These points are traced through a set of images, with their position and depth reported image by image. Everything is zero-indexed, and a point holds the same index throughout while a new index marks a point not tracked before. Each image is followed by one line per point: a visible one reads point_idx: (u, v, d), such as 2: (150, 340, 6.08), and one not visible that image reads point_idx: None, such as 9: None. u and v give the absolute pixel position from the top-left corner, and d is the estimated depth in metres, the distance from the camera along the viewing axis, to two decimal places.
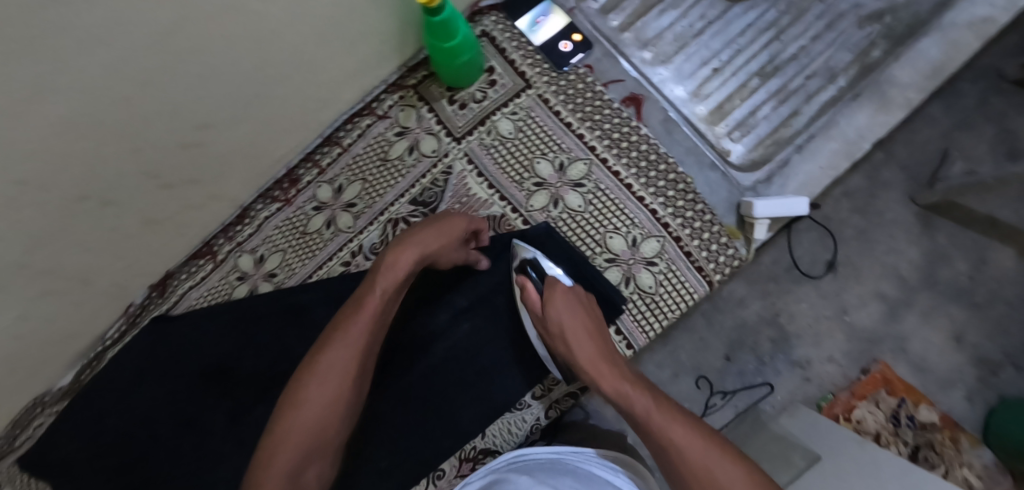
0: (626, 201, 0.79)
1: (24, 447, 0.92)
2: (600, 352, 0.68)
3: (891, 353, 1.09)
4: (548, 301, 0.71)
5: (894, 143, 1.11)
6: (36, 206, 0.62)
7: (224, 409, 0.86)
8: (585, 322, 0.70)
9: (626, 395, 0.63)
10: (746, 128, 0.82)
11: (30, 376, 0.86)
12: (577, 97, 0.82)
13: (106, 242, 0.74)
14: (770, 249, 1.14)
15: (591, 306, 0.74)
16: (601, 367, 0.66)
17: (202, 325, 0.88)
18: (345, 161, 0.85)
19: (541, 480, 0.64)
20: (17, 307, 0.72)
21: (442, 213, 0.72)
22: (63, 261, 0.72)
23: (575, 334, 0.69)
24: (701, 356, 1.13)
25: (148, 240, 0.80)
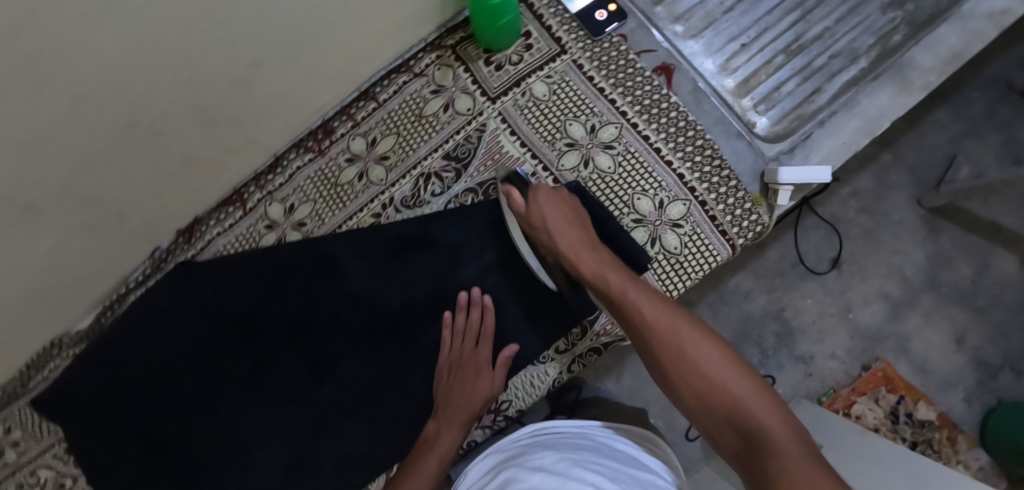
0: (654, 164, 0.82)
1: (36, 387, 0.95)
2: (582, 243, 0.71)
3: (893, 352, 1.12)
4: (533, 200, 0.75)
5: (903, 147, 1.15)
6: (86, 132, 0.64)
7: (245, 359, 0.89)
8: (567, 218, 0.73)
9: (604, 280, 0.67)
10: (771, 102, 0.85)
11: (51, 315, 0.88)
12: (610, 64, 0.84)
13: (143, 178, 0.76)
14: (777, 244, 1.16)
15: (577, 205, 0.76)
16: (580, 255, 0.70)
17: (226, 272, 0.89)
18: (380, 115, 0.87)
19: (566, 452, 0.63)
20: (49, 235, 0.73)
21: (478, 330, 0.81)
22: (100, 192, 0.73)
23: (558, 227, 0.73)
24: None
25: (181, 183, 0.81)
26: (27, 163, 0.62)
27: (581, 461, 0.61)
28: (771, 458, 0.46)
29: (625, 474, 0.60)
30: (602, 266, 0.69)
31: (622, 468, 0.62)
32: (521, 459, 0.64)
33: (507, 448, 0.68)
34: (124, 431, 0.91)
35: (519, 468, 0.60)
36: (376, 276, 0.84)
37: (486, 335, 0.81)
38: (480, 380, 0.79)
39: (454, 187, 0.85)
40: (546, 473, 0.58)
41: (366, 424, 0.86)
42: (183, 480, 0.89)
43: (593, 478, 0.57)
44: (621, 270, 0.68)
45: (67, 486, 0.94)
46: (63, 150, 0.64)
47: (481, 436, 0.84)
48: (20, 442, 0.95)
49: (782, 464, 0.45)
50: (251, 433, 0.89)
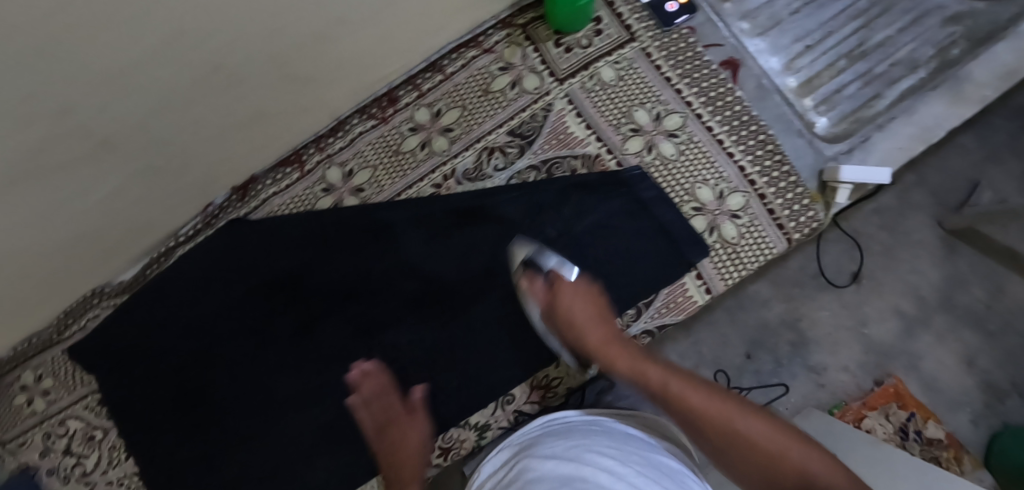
0: (716, 154, 0.83)
1: (71, 337, 0.94)
2: (612, 338, 0.73)
3: (904, 369, 1.11)
4: (556, 296, 0.76)
5: (927, 169, 1.15)
6: (163, 75, 0.63)
7: (289, 323, 0.87)
8: (591, 310, 0.75)
9: (645, 375, 0.68)
10: (831, 103, 0.86)
11: (92, 264, 0.87)
12: (678, 55, 0.85)
13: (200, 130, 0.74)
14: (799, 255, 1.15)
15: (592, 294, 0.77)
16: (613, 352, 0.71)
17: (280, 231, 0.88)
18: (446, 87, 0.88)
19: (578, 436, 0.63)
20: (94, 176, 0.70)
21: (382, 385, 0.81)
22: (163, 140, 0.71)
23: (587, 323, 0.74)
24: (721, 351, 1.12)
25: (237, 139, 0.80)
26: (99, 95, 0.60)
27: (593, 443, 0.61)
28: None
29: (640, 455, 0.60)
30: (636, 359, 0.70)
31: (639, 450, 0.62)
32: (535, 447, 0.64)
33: (521, 438, 0.68)
34: (162, 385, 0.90)
35: (532, 457, 0.61)
36: (431, 245, 0.84)
37: (390, 384, 0.81)
38: (409, 432, 0.77)
39: (517, 162, 0.85)
40: (558, 460, 0.58)
41: (404, 395, 0.84)
42: (217, 440, 0.89)
43: (607, 463, 0.57)
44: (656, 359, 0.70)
45: (96, 438, 0.92)
46: (141, 89, 0.63)
47: (529, 411, 0.83)
48: (54, 391, 0.94)
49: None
50: (283, 399, 0.87)
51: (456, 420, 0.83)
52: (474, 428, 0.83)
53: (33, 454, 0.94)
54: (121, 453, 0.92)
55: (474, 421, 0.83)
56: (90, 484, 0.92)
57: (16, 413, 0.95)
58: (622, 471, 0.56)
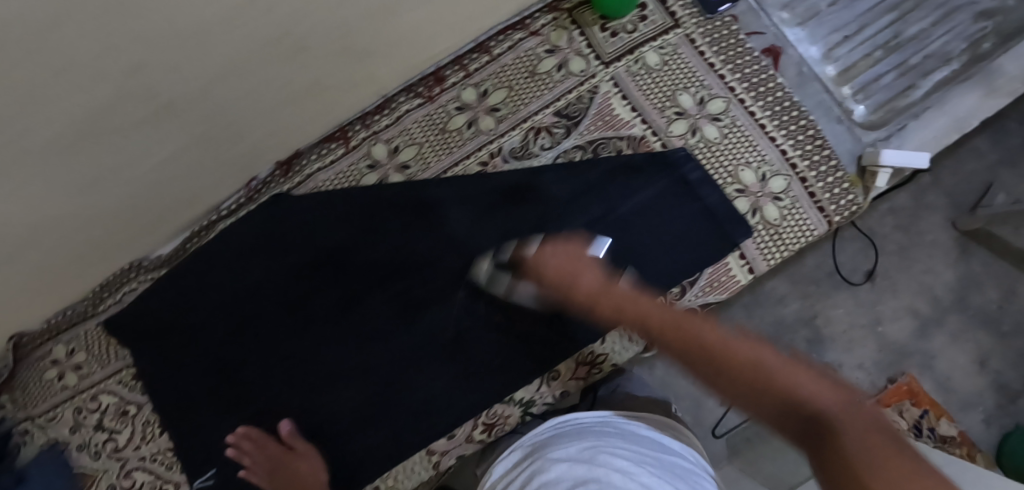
0: (758, 138, 0.85)
1: (106, 311, 0.93)
2: (597, 280, 0.68)
3: (918, 368, 1.11)
4: (535, 252, 0.73)
5: (941, 170, 1.14)
6: (227, 43, 0.64)
7: (334, 298, 0.87)
8: (575, 262, 0.70)
9: (636, 318, 0.63)
10: (868, 92, 0.88)
11: (133, 236, 0.86)
12: (721, 41, 0.87)
13: (253, 103, 0.74)
14: (815, 252, 1.14)
15: (576, 242, 0.75)
16: (605, 300, 0.66)
17: (325, 207, 0.88)
18: (493, 68, 0.89)
19: (592, 439, 0.62)
20: (145, 145, 0.70)
21: (261, 440, 0.86)
22: (216, 110, 0.71)
23: (570, 275, 0.69)
24: None
25: (286, 114, 0.80)
26: (169, 58, 0.61)
27: (605, 446, 0.60)
28: (842, 443, 0.40)
29: (652, 456, 0.60)
30: (633, 305, 0.64)
31: (652, 454, 0.61)
32: (548, 448, 0.63)
33: (532, 440, 0.67)
34: (201, 359, 0.90)
35: (546, 459, 0.60)
36: (477, 223, 0.84)
37: (263, 432, 0.87)
38: (299, 465, 0.83)
39: (563, 142, 0.87)
40: (570, 461, 0.58)
41: (448, 371, 0.84)
42: (256, 418, 0.88)
43: (620, 464, 0.57)
44: (648, 302, 0.64)
45: (130, 414, 0.92)
46: (206, 57, 0.63)
47: (574, 387, 0.83)
48: (85, 366, 0.93)
49: (870, 472, 0.37)
50: (320, 375, 0.87)
51: (502, 396, 0.83)
52: (519, 404, 0.84)
53: (63, 429, 0.93)
54: (155, 429, 0.91)
55: (520, 397, 0.83)
56: (121, 460, 0.91)
57: (45, 387, 0.94)
58: (634, 471, 0.56)
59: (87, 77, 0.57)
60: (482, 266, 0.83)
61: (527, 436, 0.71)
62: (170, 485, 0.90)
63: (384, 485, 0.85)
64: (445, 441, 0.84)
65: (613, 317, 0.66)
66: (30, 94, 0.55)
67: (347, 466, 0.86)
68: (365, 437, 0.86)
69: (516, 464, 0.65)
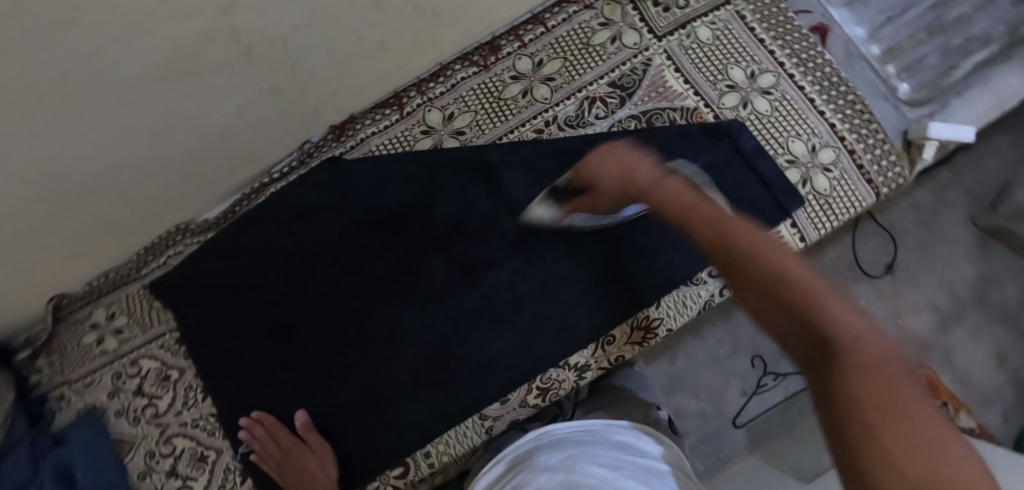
0: (807, 111, 0.87)
1: (150, 273, 0.93)
2: (652, 177, 0.59)
3: (937, 362, 1.09)
4: (586, 160, 0.65)
5: (960, 166, 1.13)
6: None
7: (386, 263, 0.87)
8: (629, 158, 0.62)
9: (675, 205, 0.56)
10: (912, 71, 0.91)
11: (187, 194, 0.86)
12: (771, 18, 0.90)
13: (320, 59, 0.74)
14: (836, 244, 1.12)
15: (632, 147, 0.64)
16: (655, 195, 0.59)
17: (376, 172, 0.88)
18: (548, 39, 0.90)
19: (569, 447, 0.64)
20: (217, 92, 0.71)
21: (274, 430, 0.85)
22: (288, 62, 0.72)
23: (625, 166, 0.61)
24: (759, 338, 1.12)
25: (351, 73, 0.81)
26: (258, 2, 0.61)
27: (581, 455, 0.61)
28: (862, 385, 0.37)
29: (628, 462, 0.62)
30: (687, 197, 0.56)
31: (627, 459, 0.63)
32: (529, 461, 0.65)
33: (515, 452, 0.70)
34: (249, 323, 0.89)
35: (526, 472, 0.63)
36: (532, 188, 0.86)
37: (277, 423, 0.86)
38: (309, 461, 0.83)
39: (618, 112, 0.88)
40: (550, 471, 0.60)
41: (505, 334, 0.84)
42: (300, 382, 0.87)
43: (599, 471, 0.58)
44: (699, 197, 0.56)
45: (171, 379, 0.91)
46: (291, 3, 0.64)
47: (629, 352, 0.84)
48: (126, 329, 0.93)
49: (876, 421, 0.35)
50: (364, 342, 0.86)
51: (557, 360, 0.83)
52: (574, 368, 0.84)
53: (100, 395, 0.92)
54: (197, 394, 0.90)
55: (575, 361, 0.84)
56: (161, 426, 0.90)
57: (83, 352, 0.93)
58: (612, 477, 0.57)
59: (179, 11, 0.57)
60: (540, 199, 0.82)
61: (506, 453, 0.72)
62: (210, 452, 0.88)
63: (435, 450, 0.85)
64: (498, 406, 0.84)
65: (652, 207, 0.59)
66: (127, 25, 0.56)
67: (397, 432, 0.85)
68: (416, 406, 0.85)
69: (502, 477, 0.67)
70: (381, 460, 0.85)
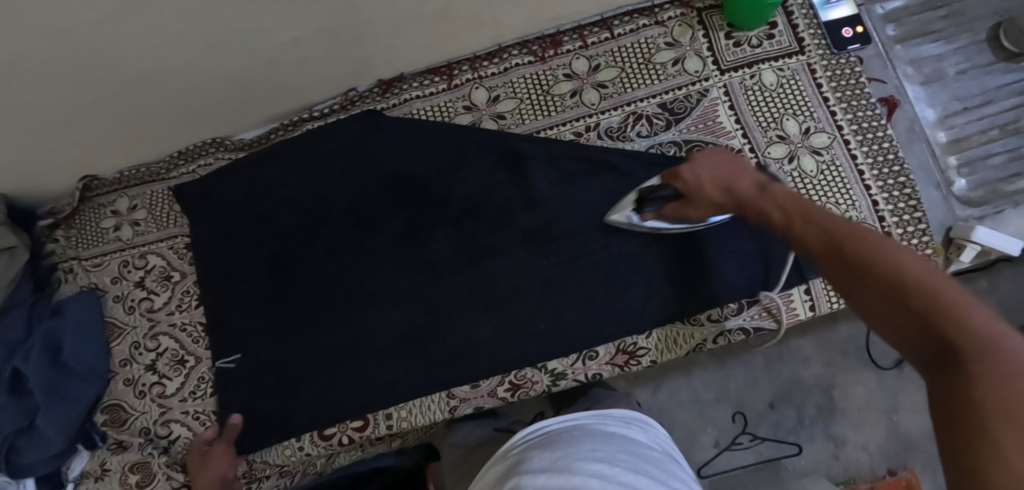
0: (853, 183, 0.84)
1: (177, 177, 0.96)
2: (752, 188, 0.66)
3: (922, 465, 1.06)
4: (685, 168, 0.72)
5: (1003, 276, 1.05)
6: None
7: (399, 224, 0.89)
8: (736, 172, 0.68)
9: (778, 214, 0.61)
10: (974, 167, 0.87)
11: (230, 111, 0.89)
12: (842, 79, 0.86)
13: (377, 15, 0.75)
14: (851, 323, 1.10)
15: (738, 157, 0.71)
16: (765, 208, 0.63)
17: (411, 135, 0.89)
18: (609, 46, 0.89)
19: (563, 447, 0.64)
20: (273, 23, 0.72)
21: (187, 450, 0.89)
22: (346, 11, 0.73)
23: (732, 178, 0.68)
24: (748, 393, 1.11)
25: (407, 34, 0.81)
26: None
27: (582, 456, 0.61)
28: (987, 395, 0.38)
29: (623, 452, 0.63)
30: (799, 210, 0.59)
31: (622, 449, 0.65)
32: (522, 465, 0.64)
33: (508, 455, 0.70)
34: (256, 247, 0.92)
35: (522, 475, 0.62)
36: (558, 189, 0.85)
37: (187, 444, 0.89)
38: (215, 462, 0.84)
39: (660, 135, 0.87)
40: (547, 474, 0.60)
41: (492, 322, 0.84)
42: (289, 315, 0.89)
43: (597, 467, 0.59)
44: (805, 203, 0.60)
45: (172, 280, 0.94)
46: None
47: (607, 372, 0.83)
48: (143, 224, 0.96)
49: (1005, 438, 0.37)
50: (356, 290, 0.88)
51: (536, 361, 0.83)
52: (549, 373, 0.84)
53: (104, 277, 0.96)
54: (192, 301, 0.93)
55: (551, 367, 0.84)
56: (152, 321, 0.93)
57: (99, 233, 0.97)
58: (611, 472, 0.58)
59: None
60: (625, 199, 0.81)
61: (500, 457, 0.72)
62: (190, 358, 0.92)
63: (397, 414, 0.86)
64: (467, 389, 0.85)
65: (756, 219, 0.64)
66: None
67: (366, 388, 0.86)
68: (390, 367, 0.86)
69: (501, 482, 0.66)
70: (345, 410, 0.86)
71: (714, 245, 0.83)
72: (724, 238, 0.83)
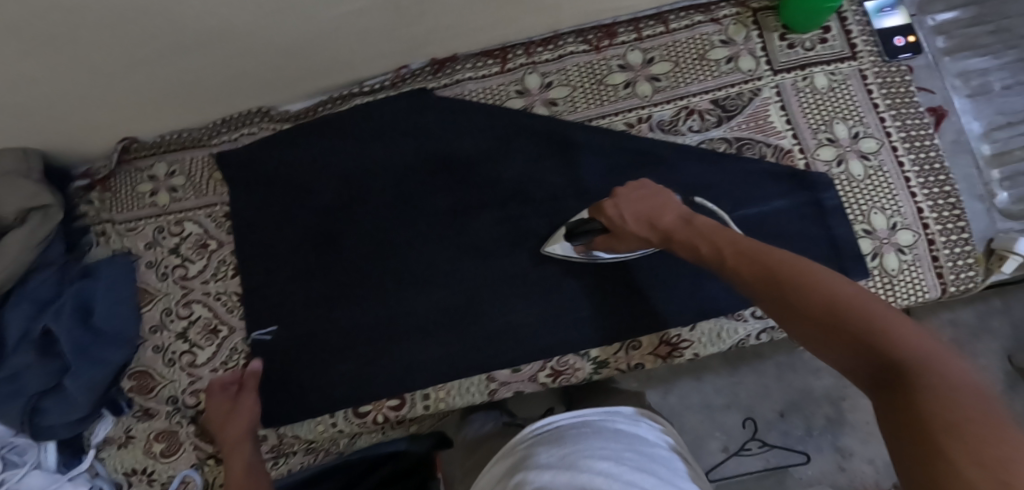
0: (899, 190, 0.85)
1: (219, 145, 0.95)
2: (678, 223, 0.66)
3: None
4: (609, 204, 0.73)
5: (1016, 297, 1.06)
6: None
7: (443, 204, 0.88)
8: (660, 207, 0.69)
9: (707, 248, 0.61)
10: (1016, 182, 0.88)
11: (280, 81, 0.88)
12: (892, 86, 0.88)
13: None
14: None
15: (663, 191, 0.71)
16: (697, 240, 0.63)
17: (462, 116, 0.89)
18: (664, 40, 0.90)
19: (573, 443, 0.56)
20: None
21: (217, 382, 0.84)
22: None
23: (659, 216, 0.68)
24: (758, 401, 1.10)
25: (468, 14, 0.81)
26: None
27: (589, 452, 0.54)
28: (928, 400, 0.38)
29: (631, 450, 0.56)
30: (724, 242, 0.60)
31: (630, 447, 0.57)
32: (529, 462, 0.56)
33: (511, 453, 0.61)
34: (296, 220, 0.91)
35: (529, 472, 0.54)
36: (608, 178, 0.86)
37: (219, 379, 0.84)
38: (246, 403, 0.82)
39: (711, 131, 0.87)
40: (553, 470, 0.52)
41: (534, 308, 0.84)
42: (326, 290, 0.88)
43: (603, 465, 0.51)
44: (732, 235, 0.61)
45: (208, 248, 0.93)
46: None
47: (650, 362, 0.83)
48: (181, 191, 0.95)
49: (943, 437, 0.35)
50: (395, 268, 0.88)
51: (578, 349, 0.83)
52: (592, 361, 0.83)
53: (138, 242, 0.95)
54: (228, 270, 0.92)
55: (594, 355, 0.83)
56: (185, 289, 0.92)
57: (135, 198, 0.96)
58: (618, 472, 0.51)
59: None
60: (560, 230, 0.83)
61: (498, 457, 0.63)
62: (223, 328, 0.90)
63: (434, 395, 0.84)
64: (509, 372, 0.84)
65: (687, 253, 0.64)
66: None
67: (402, 368, 0.85)
68: (426, 348, 0.85)
69: (503, 478, 0.57)
70: (380, 389, 0.85)
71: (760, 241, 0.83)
72: (772, 237, 0.83)
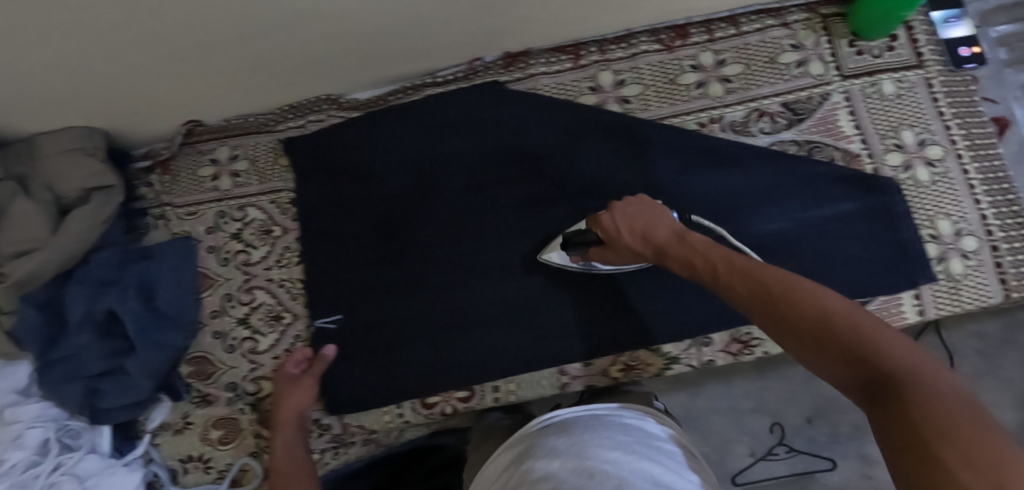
0: (964, 196, 0.87)
1: (284, 130, 0.95)
2: (670, 237, 0.63)
3: None
4: (604, 216, 0.69)
5: None
6: None
7: (512, 197, 0.88)
8: (654, 219, 0.66)
9: (700, 263, 0.59)
10: None
11: (351, 69, 0.88)
12: (958, 95, 0.89)
13: None
14: None
15: (659, 206, 0.67)
16: (689, 258, 0.60)
17: (535, 110, 0.90)
18: (735, 42, 0.91)
19: (581, 433, 0.56)
20: None
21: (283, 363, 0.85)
22: None
23: (653, 229, 0.65)
24: (786, 404, 1.05)
25: (550, 9, 0.82)
26: None
27: (597, 441, 0.53)
28: (920, 413, 0.39)
29: (642, 443, 0.55)
30: (716, 256, 0.58)
31: (641, 439, 0.57)
32: (534, 452, 0.56)
33: (516, 445, 0.61)
34: (361, 208, 0.90)
35: (534, 460, 0.54)
36: (680, 176, 0.86)
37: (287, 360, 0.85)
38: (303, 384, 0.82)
39: (782, 133, 0.88)
40: (561, 458, 0.52)
41: (602, 302, 0.84)
42: (391, 279, 0.88)
43: (611, 454, 0.51)
44: (722, 249, 0.59)
45: (272, 235, 0.92)
46: None
47: (722, 359, 0.84)
48: (243, 176, 0.94)
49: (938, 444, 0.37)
50: (461, 259, 0.87)
51: (647, 344, 0.83)
52: (664, 357, 0.84)
53: (198, 226, 0.94)
54: (292, 257, 0.91)
55: (666, 351, 0.84)
56: (247, 275, 0.91)
57: (196, 181, 0.95)
58: (627, 461, 0.51)
59: None
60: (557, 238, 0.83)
61: (502, 450, 0.62)
62: (287, 314, 0.90)
63: (504, 387, 0.85)
64: (579, 366, 0.84)
65: (678, 268, 0.62)
66: None
67: (467, 359, 0.85)
68: (491, 339, 0.85)
69: (508, 469, 0.57)
70: (443, 380, 0.85)
71: (830, 241, 0.84)
72: (841, 238, 0.84)
